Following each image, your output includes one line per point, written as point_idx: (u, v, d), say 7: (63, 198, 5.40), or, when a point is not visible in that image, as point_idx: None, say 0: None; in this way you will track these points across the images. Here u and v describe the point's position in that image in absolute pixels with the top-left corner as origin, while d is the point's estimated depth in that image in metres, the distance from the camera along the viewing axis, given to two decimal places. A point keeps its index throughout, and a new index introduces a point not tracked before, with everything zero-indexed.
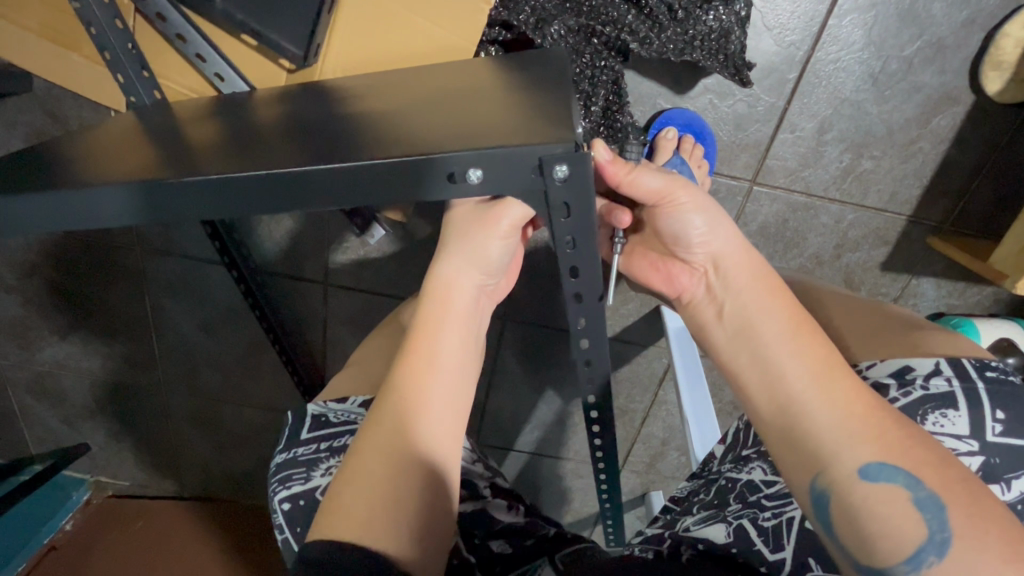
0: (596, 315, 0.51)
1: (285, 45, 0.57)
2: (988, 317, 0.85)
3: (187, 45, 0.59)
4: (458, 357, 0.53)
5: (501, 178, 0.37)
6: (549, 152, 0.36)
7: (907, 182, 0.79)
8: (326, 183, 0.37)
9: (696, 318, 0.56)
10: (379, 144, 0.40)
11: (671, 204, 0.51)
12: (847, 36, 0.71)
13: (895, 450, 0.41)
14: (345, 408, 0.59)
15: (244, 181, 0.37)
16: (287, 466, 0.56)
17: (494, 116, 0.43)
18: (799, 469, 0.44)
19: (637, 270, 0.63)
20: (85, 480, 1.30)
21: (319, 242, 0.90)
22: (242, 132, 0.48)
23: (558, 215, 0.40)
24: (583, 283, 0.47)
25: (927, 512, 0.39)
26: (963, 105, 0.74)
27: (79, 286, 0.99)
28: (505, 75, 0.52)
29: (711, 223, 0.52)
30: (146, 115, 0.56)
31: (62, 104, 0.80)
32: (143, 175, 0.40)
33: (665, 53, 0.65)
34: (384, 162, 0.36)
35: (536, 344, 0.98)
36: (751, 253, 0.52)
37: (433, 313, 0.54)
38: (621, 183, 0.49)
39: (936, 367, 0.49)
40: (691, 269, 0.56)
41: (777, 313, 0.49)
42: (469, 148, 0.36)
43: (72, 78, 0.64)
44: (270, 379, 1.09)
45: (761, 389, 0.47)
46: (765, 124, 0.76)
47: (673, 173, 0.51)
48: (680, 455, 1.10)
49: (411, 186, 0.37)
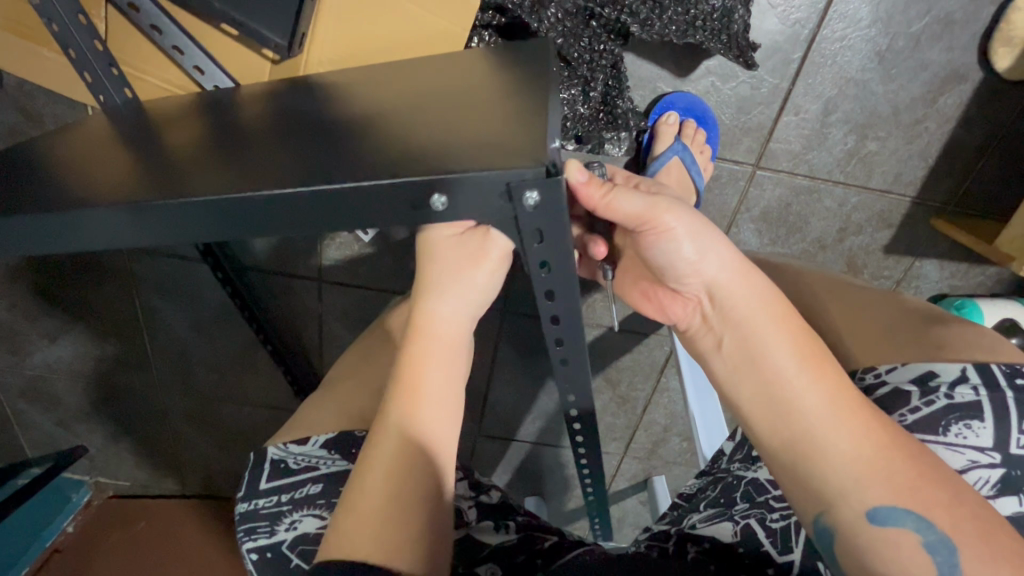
0: (576, 336, 0.49)
1: (265, 33, 0.53)
2: (990, 297, 0.85)
3: (163, 37, 0.55)
4: (447, 392, 0.51)
5: (467, 198, 0.34)
6: (518, 177, 0.33)
7: (912, 163, 0.77)
8: (279, 215, 0.35)
9: (694, 345, 0.55)
10: (344, 154, 0.38)
11: (655, 229, 0.48)
12: (854, 13, 0.68)
13: (906, 492, 0.40)
14: (304, 452, 0.56)
15: (201, 205, 0.35)
16: (249, 517, 0.53)
17: (480, 122, 0.40)
18: (805, 505, 0.44)
19: (627, 296, 0.60)
20: (85, 482, 1.26)
21: (313, 238, 0.88)
22: (229, 128, 0.46)
23: (530, 240, 0.38)
24: (561, 305, 0.45)
25: (937, 555, 0.39)
26: (972, 82, 0.71)
27: (66, 288, 0.96)
28: (494, 69, 0.49)
29: (701, 250, 0.49)
30: (119, 117, 0.52)
31: (34, 99, 0.76)
32: (117, 188, 0.38)
33: (668, 35, 0.62)
34: (355, 184, 0.33)
35: (535, 335, 0.97)
36: (748, 275, 0.50)
37: (419, 349, 0.51)
38: (597, 206, 0.47)
39: (962, 374, 0.48)
40: (683, 299, 0.53)
41: (782, 341, 0.48)
42: (450, 172, 0.33)
43: (41, 72, 0.60)
44: (267, 375, 1.07)
45: (774, 427, 0.46)
46: (768, 107, 0.73)
47: (657, 197, 0.47)
48: (682, 441, 1.10)
49: (383, 212, 0.34)
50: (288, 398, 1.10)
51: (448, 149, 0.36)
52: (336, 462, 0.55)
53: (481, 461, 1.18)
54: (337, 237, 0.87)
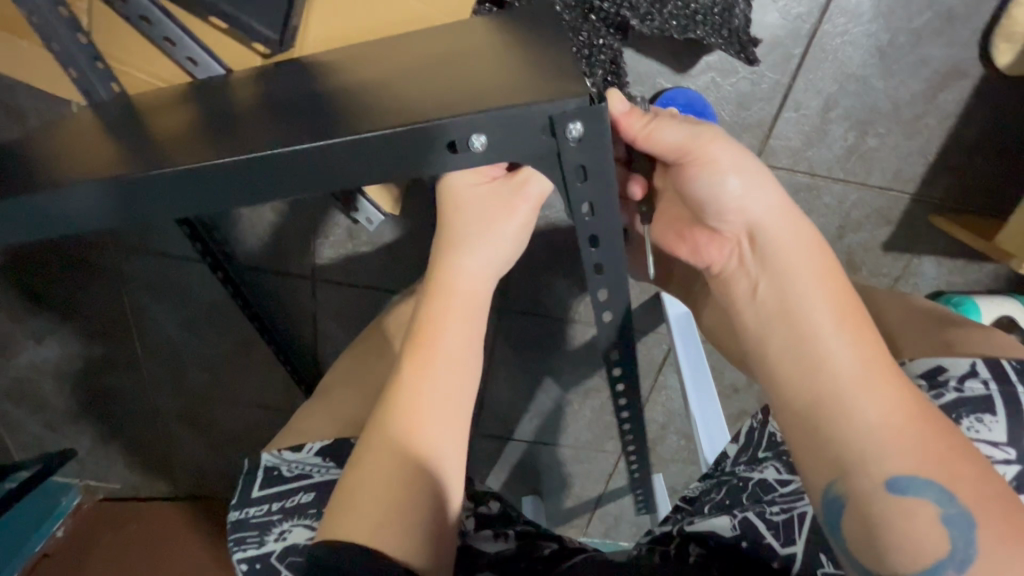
0: (620, 285, 0.55)
1: (256, 26, 0.51)
2: (987, 294, 0.85)
3: (153, 27, 0.52)
4: (467, 350, 0.51)
5: (504, 138, 0.39)
6: (561, 109, 0.38)
7: (912, 160, 0.77)
8: (318, 161, 0.38)
9: (725, 290, 0.54)
10: (371, 111, 0.40)
11: (699, 158, 0.48)
12: (856, 8, 0.67)
13: (933, 464, 0.40)
14: (298, 459, 0.54)
15: (234, 162, 0.37)
16: (239, 526, 0.52)
17: (494, 77, 0.43)
18: (818, 470, 0.44)
19: (661, 240, 0.59)
20: (74, 484, 1.24)
21: (307, 236, 0.86)
22: (220, 119, 0.44)
23: (574, 179, 0.44)
24: (603, 252, 0.51)
25: (953, 529, 0.39)
26: (972, 78, 0.71)
27: (52, 287, 0.94)
28: (500, 31, 0.51)
29: (748, 184, 0.49)
30: (106, 112, 0.51)
31: (17, 95, 0.73)
32: (114, 174, 0.38)
33: (668, 30, 0.61)
34: (397, 129, 0.37)
35: (533, 333, 0.96)
36: (794, 221, 0.49)
37: (445, 304, 0.52)
38: (638, 136, 0.50)
39: (972, 368, 0.47)
40: (721, 240, 0.52)
41: (820, 297, 0.47)
42: (488, 111, 0.38)
43: (23, 65, 0.58)
44: (260, 375, 1.05)
45: (798, 377, 0.46)
46: (768, 102, 0.73)
47: (701, 128, 0.49)
48: (680, 439, 1.10)
49: (422, 159, 0.39)
50: (282, 397, 1.08)
51: (483, 92, 0.40)
52: (331, 470, 0.53)
53: (478, 460, 1.17)
54: (331, 235, 0.85)
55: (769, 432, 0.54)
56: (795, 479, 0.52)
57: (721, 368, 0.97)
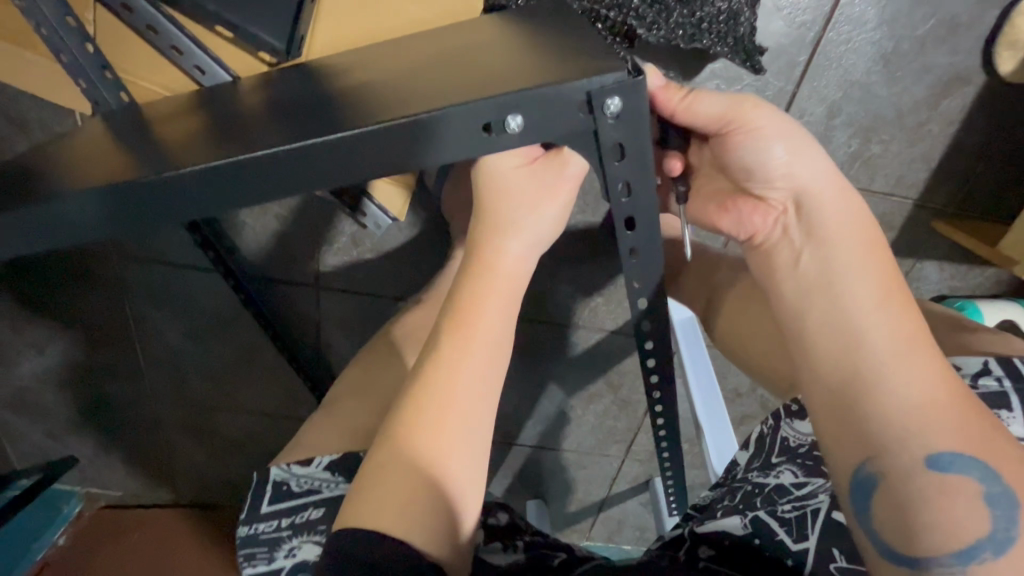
0: (654, 271, 0.53)
1: (263, 36, 0.51)
2: (989, 298, 0.85)
3: (160, 37, 0.53)
4: (499, 330, 0.50)
5: (540, 118, 0.39)
6: (600, 85, 0.38)
7: (915, 166, 0.77)
8: (355, 145, 0.37)
9: (766, 261, 0.53)
10: (397, 103, 0.40)
11: (741, 125, 0.50)
12: (860, 16, 0.67)
13: (974, 440, 0.40)
14: (307, 474, 0.54)
15: (275, 156, 0.37)
16: (250, 542, 0.53)
17: (509, 65, 0.43)
18: (854, 448, 0.44)
19: (700, 212, 0.59)
20: (76, 492, 1.23)
21: (309, 245, 0.85)
22: (229, 128, 0.44)
23: (611, 158, 0.43)
24: (639, 237, 0.50)
25: (996, 508, 0.39)
26: (975, 85, 0.71)
27: (54, 296, 0.94)
28: (508, 27, 0.51)
29: (795, 151, 0.49)
30: (113, 125, 0.50)
31: (19, 104, 0.73)
32: (123, 188, 0.37)
33: (674, 40, 0.61)
34: (431, 113, 0.37)
35: (537, 339, 0.95)
36: (841, 193, 0.49)
37: (482, 283, 0.51)
38: (676, 110, 0.52)
39: (984, 366, 0.48)
40: (767, 208, 0.52)
41: (864, 271, 0.47)
42: (524, 90, 0.38)
43: (29, 77, 0.58)
44: (263, 382, 1.05)
45: (836, 354, 0.46)
46: (773, 109, 0.73)
47: (741, 96, 0.50)
48: (683, 443, 1.10)
49: (462, 141, 0.39)
50: (285, 404, 1.08)
51: (513, 76, 0.40)
52: (340, 485, 0.52)
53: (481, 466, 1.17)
54: (335, 243, 0.85)
55: (782, 437, 0.55)
56: (812, 481, 0.53)
57: (725, 372, 0.97)
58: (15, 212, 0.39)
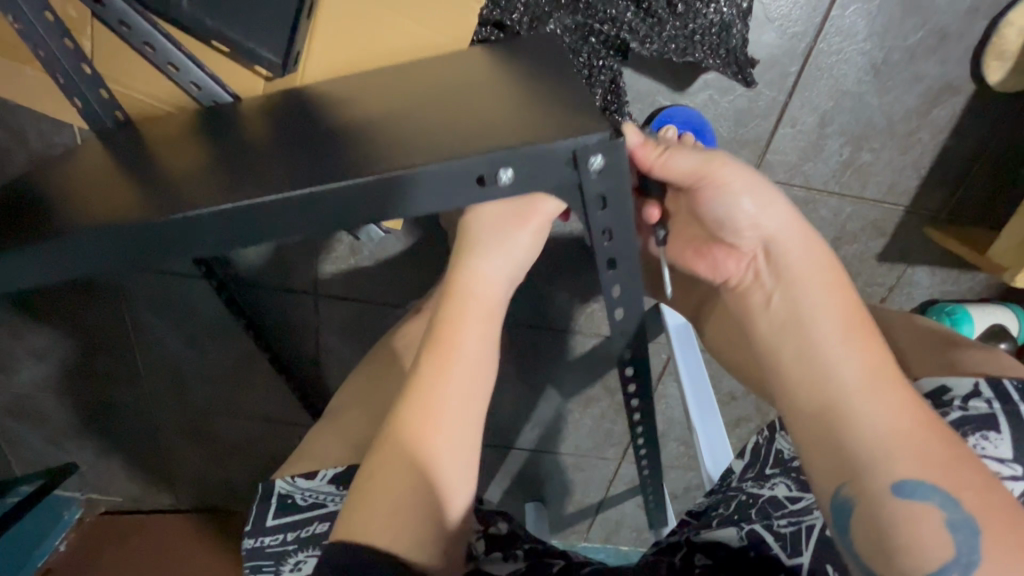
0: (633, 303, 0.55)
1: (261, 52, 0.50)
2: (980, 302, 0.86)
3: (157, 54, 0.52)
4: (482, 357, 0.52)
5: (528, 173, 0.39)
6: (584, 144, 0.39)
7: (907, 173, 0.78)
8: (351, 199, 0.37)
9: (742, 301, 0.56)
10: (383, 148, 0.40)
11: (710, 184, 0.51)
12: (850, 28, 0.68)
13: (937, 470, 0.41)
14: (311, 487, 0.55)
15: (276, 204, 0.37)
16: (256, 555, 0.53)
17: (498, 103, 0.44)
18: (827, 476, 0.45)
19: (678, 257, 0.61)
20: (76, 497, 1.25)
21: (308, 253, 0.86)
22: (229, 150, 0.45)
23: (594, 207, 0.44)
24: (620, 274, 0.51)
25: (959, 534, 0.39)
26: (964, 94, 0.72)
27: (53, 305, 0.94)
28: (495, 58, 0.54)
29: (762, 204, 0.51)
30: (112, 142, 0.51)
31: (15, 116, 0.73)
32: (127, 216, 0.38)
33: (667, 52, 0.62)
34: (424, 167, 0.37)
35: (534, 344, 0.96)
36: (804, 235, 0.52)
37: (458, 311, 0.52)
38: (653, 165, 0.51)
39: (975, 388, 0.49)
40: (739, 255, 0.55)
41: (830, 308, 0.49)
42: (516, 148, 0.38)
43: (26, 92, 0.59)
44: (262, 387, 1.06)
45: (809, 389, 0.48)
46: (765, 119, 0.74)
47: (711, 153, 0.51)
48: (680, 445, 1.11)
49: (457, 195, 0.39)
50: (284, 408, 1.09)
51: (503, 119, 0.42)
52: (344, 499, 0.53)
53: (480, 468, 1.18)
54: (334, 253, 0.86)
55: (776, 449, 0.57)
56: (805, 496, 0.53)
57: (720, 376, 0.98)
58: (32, 246, 0.39)
